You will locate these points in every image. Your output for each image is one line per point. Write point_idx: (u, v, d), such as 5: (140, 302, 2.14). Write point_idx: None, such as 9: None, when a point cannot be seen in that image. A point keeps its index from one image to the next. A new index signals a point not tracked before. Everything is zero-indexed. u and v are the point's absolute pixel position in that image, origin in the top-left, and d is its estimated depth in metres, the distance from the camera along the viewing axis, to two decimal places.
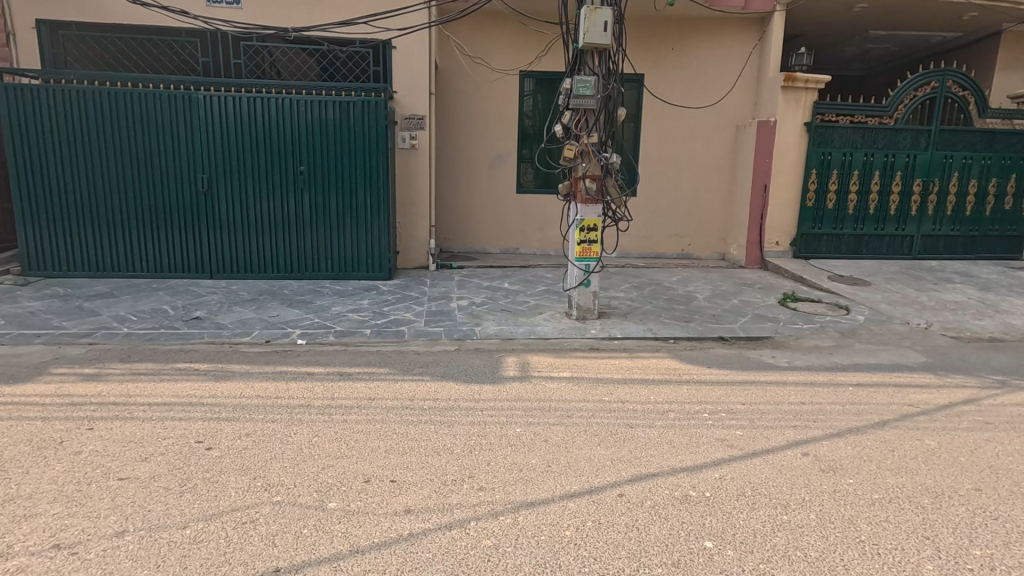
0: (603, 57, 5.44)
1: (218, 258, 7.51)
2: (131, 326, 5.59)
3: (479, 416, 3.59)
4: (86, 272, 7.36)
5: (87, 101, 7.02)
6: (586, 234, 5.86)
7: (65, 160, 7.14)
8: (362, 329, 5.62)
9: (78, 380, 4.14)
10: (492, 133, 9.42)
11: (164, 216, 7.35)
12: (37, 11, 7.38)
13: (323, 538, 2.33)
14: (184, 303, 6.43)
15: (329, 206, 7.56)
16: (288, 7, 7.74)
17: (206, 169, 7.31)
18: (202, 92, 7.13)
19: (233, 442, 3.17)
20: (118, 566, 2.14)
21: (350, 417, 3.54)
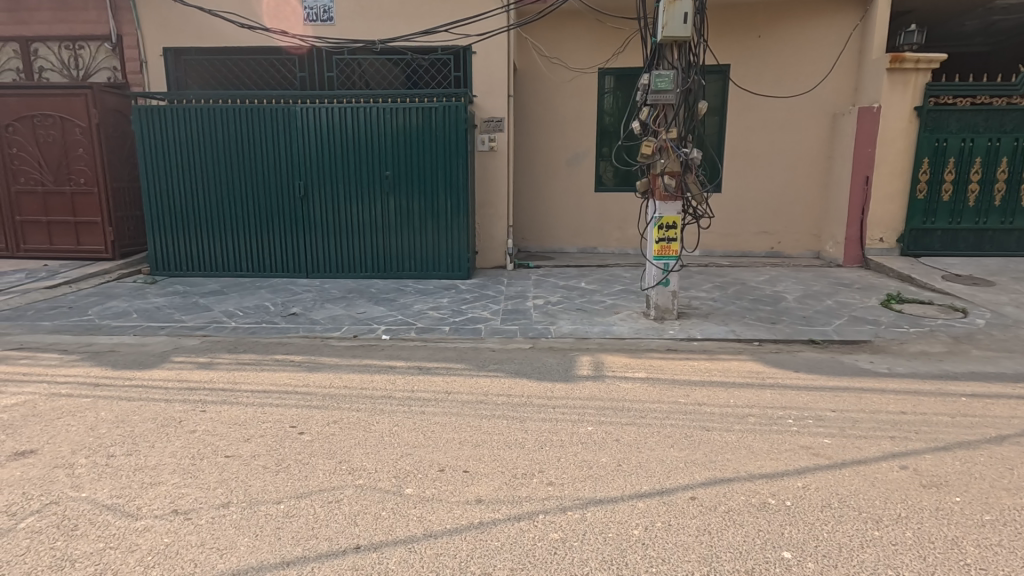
0: (684, 49, 5.30)
1: (313, 260, 8.09)
2: (238, 320, 6.17)
3: (551, 413, 3.62)
4: (202, 271, 8.20)
5: (203, 118, 7.82)
6: (665, 232, 5.71)
7: (184, 171, 7.98)
8: (441, 326, 5.85)
9: (194, 367, 4.64)
10: (570, 133, 9.42)
11: (266, 220, 8.02)
12: (164, 40, 8.34)
13: (399, 520, 2.48)
14: (283, 300, 6.98)
15: (412, 209, 7.92)
16: (376, 20, 8.19)
17: (302, 176, 7.89)
18: (300, 106, 7.72)
19: (322, 428, 3.42)
20: (224, 532, 2.40)
21: (428, 409, 3.71)
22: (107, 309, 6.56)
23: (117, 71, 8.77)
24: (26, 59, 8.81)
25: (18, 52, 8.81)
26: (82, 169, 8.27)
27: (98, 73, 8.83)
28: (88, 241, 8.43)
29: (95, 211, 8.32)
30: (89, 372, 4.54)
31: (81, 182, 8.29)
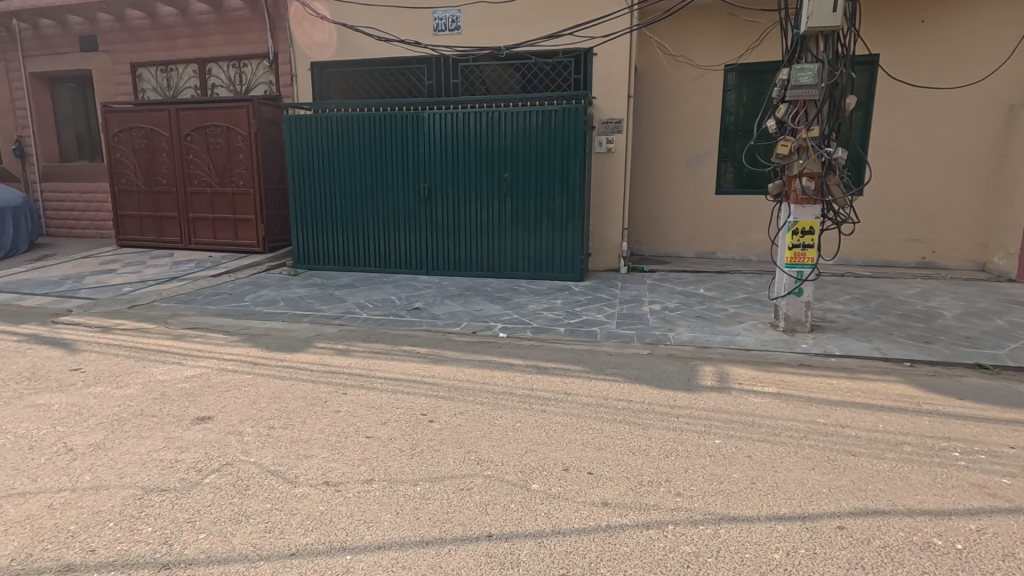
0: (831, 40, 4.87)
1: (433, 257, 8.52)
2: (368, 312, 6.67)
3: (675, 422, 3.52)
4: (336, 265, 8.96)
5: (343, 125, 8.53)
6: (800, 238, 5.31)
7: (324, 174, 8.75)
8: (556, 327, 5.91)
9: (333, 353, 5.10)
10: (691, 133, 9.07)
11: (392, 219, 8.58)
12: (312, 55, 9.23)
13: (528, 514, 2.54)
14: (407, 295, 7.43)
15: (528, 210, 8.07)
16: (500, 27, 8.45)
17: (426, 178, 8.34)
18: (427, 112, 8.16)
19: (450, 417, 3.60)
20: (369, 506, 2.61)
21: (548, 408, 3.76)
22: (260, 297, 7.38)
23: (273, 85, 9.86)
24: (202, 77, 10.19)
25: (196, 71, 10.21)
26: (241, 172, 9.38)
27: (257, 87, 9.99)
28: (244, 236, 9.55)
29: (251, 210, 9.41)
30: (249, 352, 5.14)
31: (240, 184, 9.41)
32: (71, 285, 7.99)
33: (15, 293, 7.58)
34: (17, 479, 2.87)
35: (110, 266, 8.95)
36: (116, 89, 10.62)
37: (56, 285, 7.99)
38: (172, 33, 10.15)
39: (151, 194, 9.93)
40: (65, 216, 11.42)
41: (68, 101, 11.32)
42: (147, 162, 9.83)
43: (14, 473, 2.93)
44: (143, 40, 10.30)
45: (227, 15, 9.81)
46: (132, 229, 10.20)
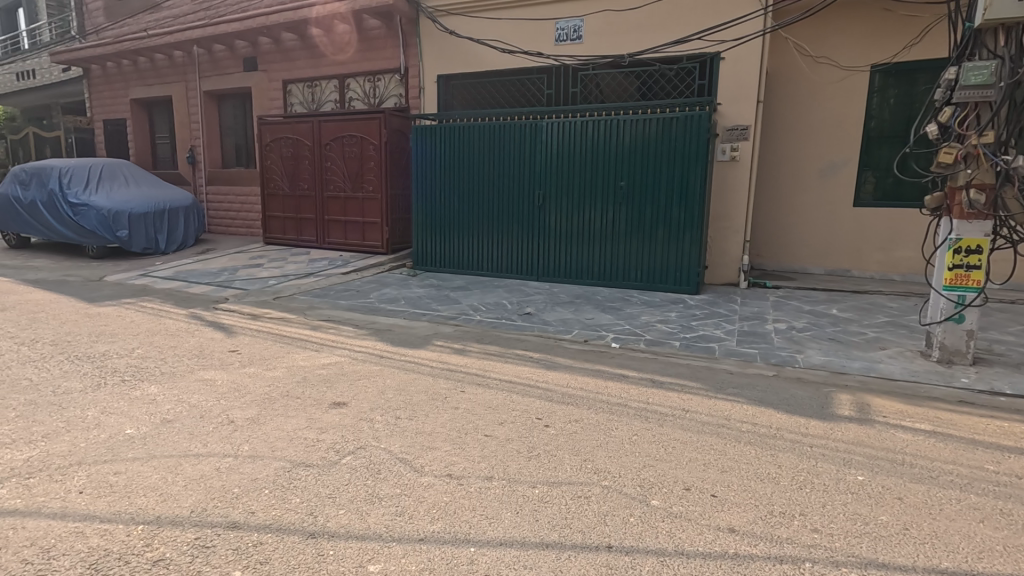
0: (1014, 32, 4.25)
1: (545, 264, 8.61)
2: (482, 314, 6.89)
3: (808, 451, 3.26)
4: (451, 268, 9.35)
5: (464, 134, 8.88)
6: (963, 258, 4.71)
7: (444, 180, 9.15)
8: (671, 341, 5.72)
9: (451, 352, 5.33)
10: (827, 140, 8.38)
11: (506, 225, 8.79)
12: (439, 68, 9.78)
13: (648, 530, 2.48)
14: (518, 300, 7.57)
15: (643, 220, 7.90)
16: (622, 35, 8.41)
17: (541, 185, 8.46)
18: (546, 120, 8.29)
19: (565, 424, 3.62)
20: (489, 503, 2.69)
21: (666, 423, 3.65)
22: (383, 295, 7.91)
23: (402, 98, 10.55)
24: (341, 92, 11.17)
25: (336, 87, 11.21)
26: (371, 179, 10.13)
27: (388, 100, 10.74)
28: (370, 238, 10.29)
29: (377, 214, 10.13)
30: (375, 345, 5.54)
31: (369, 189, 10.17)
32: (227, 276, 9.09)
33: (185, 281, 8.77)
34: (192, 442, 3.32)
35: (258, 261, 10.07)
36: (270, 103, 11.95)
37: (216, 276, 9.14)
38: (318, 53, 11.24)
39: (294, 197, 11.03)
40: (223, 216, 13.02)
41: (231, 115, 12.92)
42: (292, 169, 10.92)
43: (190, 437, 3.39)
44: (294, 59, 11.51)
45: (366, 34, 10.66)
46: (276, 229, 11.38)
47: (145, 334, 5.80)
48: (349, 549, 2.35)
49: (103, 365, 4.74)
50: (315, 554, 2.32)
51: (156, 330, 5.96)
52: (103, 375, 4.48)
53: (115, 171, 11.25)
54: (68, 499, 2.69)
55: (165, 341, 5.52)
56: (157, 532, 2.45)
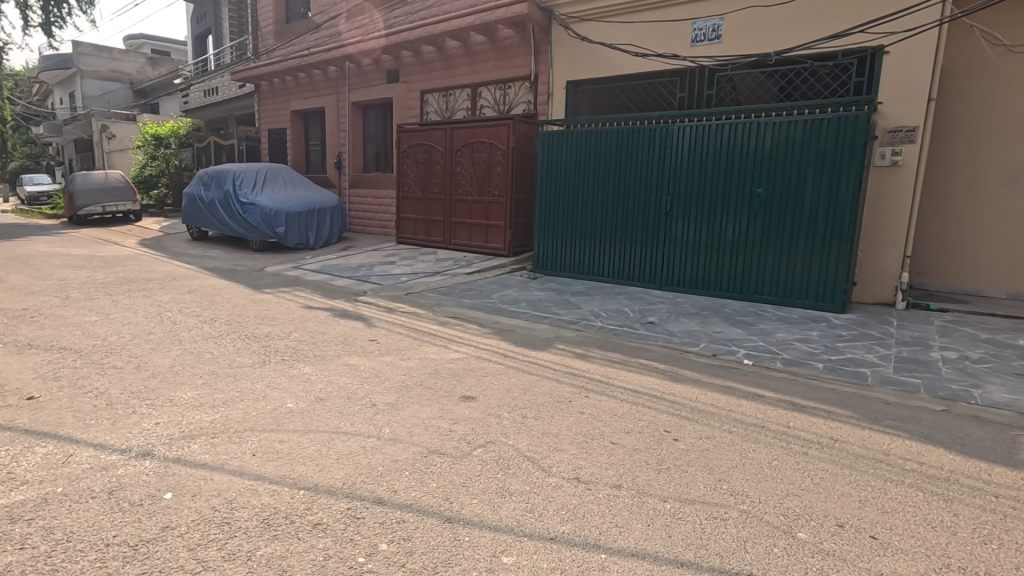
0: None
1: (669, 273, 8.31)
2: (603, 321, 6.82)
3: (992, 502, 2.81)
4: (570, 273, 9.33)
5: (590, 139, 8.83)
6: None
7: (568, 185, 9.17)
8: (813, 362, 5.24)
9: (573, 356, 5.34)
10: (1018, 142, 7.21)
11: (629, 231, 8.60)
12: (569, 75, 9.88)
13: (796, 564, 2.29)
14: (640, 308, 7.39)
15: (782, 230, 7.34)
16: (767, 32, 7.89)
17: (669, 192, 8.17)
18: (678, 124, 8.01)
19: (695, 440, 3.46)
20: (618, 512, 2.65)
21: (811, 451, 3.35)
22: (505, 296, 8.13)
23: (531, 104, 10.76)
24: (473, 100, 11.67)
25: (469, 95, 11.74)
26: (497, 183, 10.46)
27: (517, 106, 11.02)
28: (494, 240, 10.63)
29: (502, 217, 10.44)
30: (499, 344, 5.70)
31: (495, 193, 10.51)
32: (365, 271, 9.88)
33: (330, 275, 9.69)
34: (341, 421, 3.64)
35: (392, 259, 10.84)
36: (409, 112, 12.82)
37: (356, 271, 9.97)
38: (454, 63, 11.86)
39: (425, 200, 11.70)
40: (362, 216, 14.17)
41: (374, 123, 14.05)
42: (425, 173, 11.60)
43: (339, 415, 3.72)
44: (432, 70, 12.24)
45: (499, 43, 11.05)
46: (408, 229, 12.15)
47: (298, 319, 6.48)
48: (483, 537, 2.44)
49: (267, 345, 5.37)
50: (452, 538, 2.43)
51: (308, 317, 6.65)
52: (267, 353, 5.08)
53: (277, 174, 12.73)
54: (244, 460, 3.08)
55: (315, 327, 6.13)
56: (316, 498, 2.72)
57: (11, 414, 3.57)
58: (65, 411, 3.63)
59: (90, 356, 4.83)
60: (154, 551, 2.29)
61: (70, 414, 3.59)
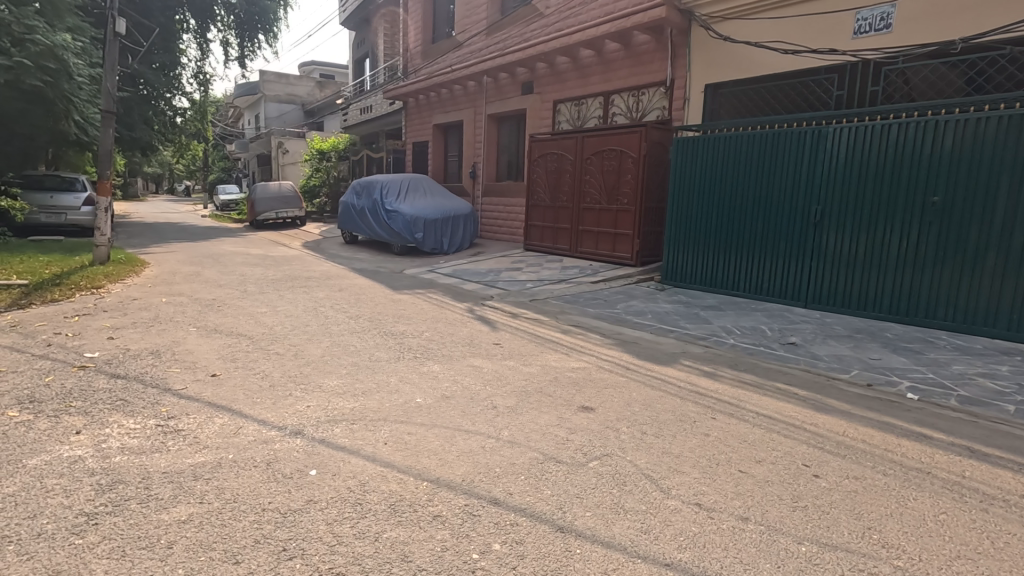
0: None
1: (816, 289, 7.54)
2: (736, 338, 6.37)
3: None
4: (701, 285, 8.84)
5: (730, 144, 8.31)
6: None
7: (703, 193, 8.70)
8: (999, 402, 4.42)
9: (701, 374, 5.05)
10: None
11: (771, 243, 7.94)
12: (708, 78, 9.47)
13: None
14: (780, 327, 6.77)
15: (963, 244, 6.31)
16: (952, 17, 6.85)
17: (820, 200, 7.42)
18: (834, 126, 7.24)
19: (840, 479, 3.09)
20: (745, 547, 2.45)
21: (994, 510, 2.81)
22: (630, 307, 7.94)
23: (665, 110, 10.41)
24: (606, 108, 11.59)
25: (601, 103, 11.67)
26: (627, 191, 10.26)
27: (651, 113, 10.72)
28: (621, 249, 10.44)
29: (630, 225, 10.22)
30: (622, 356, 5.58)
31: (624, 202, 10.32)
32: (493, 277, 10.25)
33: (460, 279, 10.20)
34: (463, 419, 3.80)
35: (519, 265, 11.12)
36: (541, 122, 13.09)
37: (485, 276, 10.39)
38: (587, 72, 11.90)
39: (553, 208, 11.85)
40: (493, 223, 14.71)
41: (508, 134, 14.55)
42: (554, 181, 11.74)
43: (463, 414, 3.89)
44: (566, 80, 12.39)
45: (635, 49, 10.88)
46: (535, 237, 12.37)
47: (431, 320, 6.90)
48: (595, 552, 2.40)
49: (402, 342, 5.78)
50: (563, 549, 2.42)
51: (440, 318, 7.05)
52: (402, 350, 5.47)
53: (418, 183, 13.73)
54: (378, 447, 3.34)
55: (446, 328, 6.48)
56: (437, 491, 2.87)
57: (199, 388, 4.24)
58: (238, 389, 4.22)
59: (259, 342, 5.58)
60: (299, 521, 2.57)
61: (242, 392, 4.17)
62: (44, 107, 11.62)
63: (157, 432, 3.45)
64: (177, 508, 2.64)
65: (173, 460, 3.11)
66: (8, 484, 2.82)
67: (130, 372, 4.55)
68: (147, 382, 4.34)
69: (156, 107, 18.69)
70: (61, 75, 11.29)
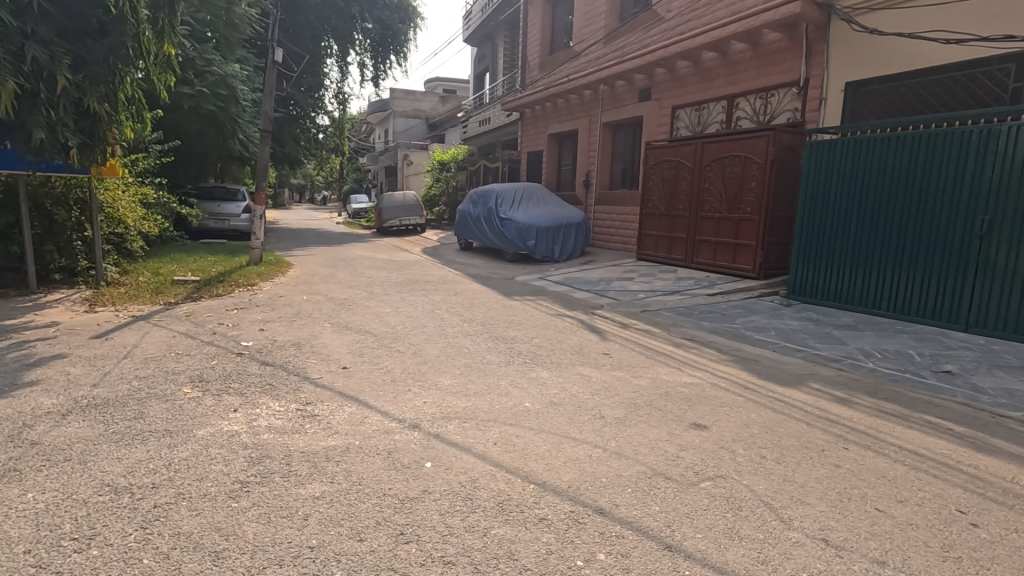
0: None
1: (980, 311, 6.56)
2: (876, 362, 5.73)
3: None
4: (835, 303, 8.05)
5: (873, 147, 7.52)
6: None
7: (839, 202, 7.95)
8: None
9: (831, 399, 4.61)
10: None
11: (922, 257, 7.04)
12: (849, 75, 8.69)
13: None
14: (932, 353, 5.98)
15: None
16: None
17: (986, 210, 6.47)
18: (1007, 124, 6.29)
19: (1006, 532, 2.66)
20: None
21: None
22: (751, 322, 7.45)
23: (797, 112, 9.66)
24: (729, 112, 11.04)
25: (724, 107, 11.13)
26: (750, 200, 9.67)
27: (780, 115, 10.01)
28: (742, 261, 9.86)
29: (752, 236, 9.61)
30: (740, 374, 5.26)
31: (747, 210, 9.73)
32: (604, 286, 10.15)
33: (571, 287, 10.23)
34: (570, 427, 3.82)
35: (630, 275, 10.91)
36: (658, 129, 12.76)
37: (595, 284, 10.33)
38: (710, 76, 11.41)
39: (668, 217, 11.47)
40: (605, 232, 14.56)
41: (623, 142, 14.36)
42: (670, 190, 11.36)
43: (570, 422, 3.91)
44: (686, 85, 11.97)
45: (764, 49, 10.25)
46: (649, 246, 12.07)
47: (540, 327, 7.01)
48: None
49: (513, 347, 5.94)
50: (671, 568, 2.35)
51: (549, 325, 7.14)
52: (512, 355, 5.62)
53: (532, 193, 14.03)
54: (488, 447, 3.47)
55: (555, 336, 6.55)
56: (543, 495, 2.91)
57: (332, 378, 4.69)
58: (364, 382, 4.60)
59: (383, 340, 6.02)
60: (415, 509, 2.75)
61: (367, 384, 4.54)
62: (217, 128, 13.54)
63: (297, 416, 3.88)
64: (312, 486, 2.95)
65: (310, 442, 3.47)
66: (182, 449, 3.34)
67: (277, 360, 5.15)
68: (290, 370, 4.88)
69: (303, 126, 20.95)
70: (230, 101, 13.18)
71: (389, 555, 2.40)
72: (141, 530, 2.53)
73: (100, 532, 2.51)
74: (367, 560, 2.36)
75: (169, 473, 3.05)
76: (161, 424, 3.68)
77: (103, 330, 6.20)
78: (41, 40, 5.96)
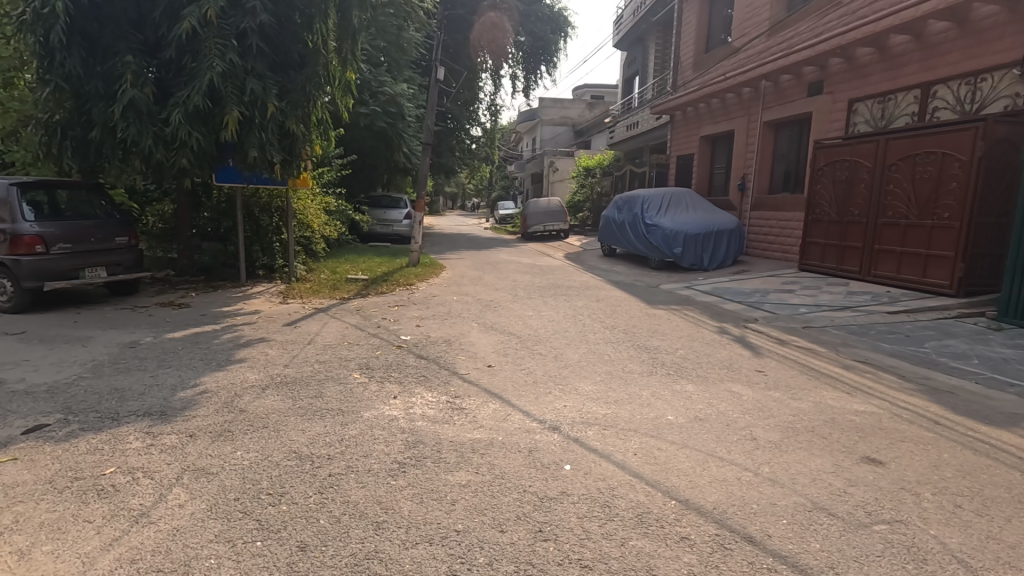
0: None
1: None
2: None
3: None
4: None
5: None
6: None
7: None
8: None
9: None
10: None
11: None
12: None
13: None
14: None
15: None
16: None
17: None
18: None
19: None
20: None
21: None
22: (945, 346, 6.36)
23: (1019, 97, 8.04)
24: (923, 102, 9.55)
25: (917, 97, 9.66)
26: (949, 203, 8.26)
27: (994, 103, 8.41)
28: (935, 274, 8.46)
29: (951, 246, 8.21)
30: (928, 406, 4.51)
31: (944, 216, 8.34)
32: (759, 297, 9.38)
33: (721, 297, 9.61)
34: (717, 446, 3.60)
35: (791, 286, 9.94)
36: (831, 126, 11.47)
37: (749, 296, 9.59)
38: (899, 62, 9.97)
39: (840, 223, 10.25)
40: (762, 239, 13.43)
41: (787, 141, 13.16)
42: (843, 193, 10.14)
43: (717, 440, 3.68)
44: (867, 74, 10.61)
45: (973, 26, 8.70)
46: (814, 256, 10.90)
47: (686, 338, 6.69)
48: None
49: (655, 357, 5.76)
50: None
51: (696, 337, 6.78)
52: (654, 365, 5.45)
53: (681, 198, 13.48)
54: (627, 456, 3.41)
55: (702, 348, 6.21)
56: (686, 513, 2.79)
57: (478, 374, 4.98)
58: (508, 380, 4.80)
59: (525, 342, 6.22)
60: (553, 509, 2.80)
61: (510, 383, 4.73)
62: (386, 142, 15.03)
63: (446, 407, 4.17)
64: (459, 474, 3.15)
65: (458, 432, 3.71)
66: (352, 427, 3.77)
67: (430, 354, 5.59)
68: (441, 364, 5.27)
69: (459, 138, 22.41)
70: (398, 117, 14.64)
71: (528, 550, 2.48)
72: (318, 494, 2.92)
73: (289, 491, 2.95)
74: (508, 551, 2.46)
75: (341, 447, 3.46)
76: (336, 403, 4.21)
77: (292, 319, 7.23)
78: (257, 74, 7.16)
